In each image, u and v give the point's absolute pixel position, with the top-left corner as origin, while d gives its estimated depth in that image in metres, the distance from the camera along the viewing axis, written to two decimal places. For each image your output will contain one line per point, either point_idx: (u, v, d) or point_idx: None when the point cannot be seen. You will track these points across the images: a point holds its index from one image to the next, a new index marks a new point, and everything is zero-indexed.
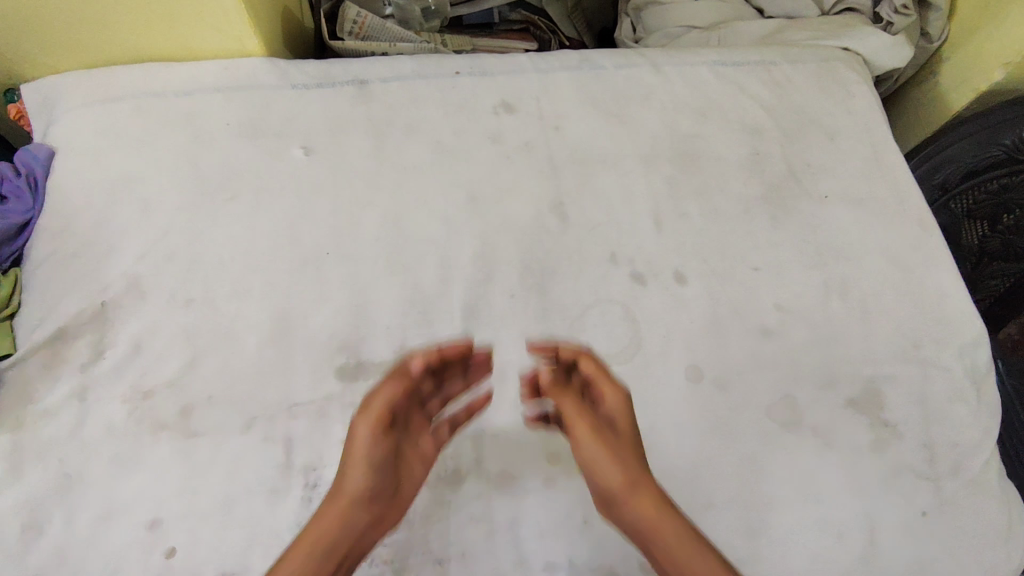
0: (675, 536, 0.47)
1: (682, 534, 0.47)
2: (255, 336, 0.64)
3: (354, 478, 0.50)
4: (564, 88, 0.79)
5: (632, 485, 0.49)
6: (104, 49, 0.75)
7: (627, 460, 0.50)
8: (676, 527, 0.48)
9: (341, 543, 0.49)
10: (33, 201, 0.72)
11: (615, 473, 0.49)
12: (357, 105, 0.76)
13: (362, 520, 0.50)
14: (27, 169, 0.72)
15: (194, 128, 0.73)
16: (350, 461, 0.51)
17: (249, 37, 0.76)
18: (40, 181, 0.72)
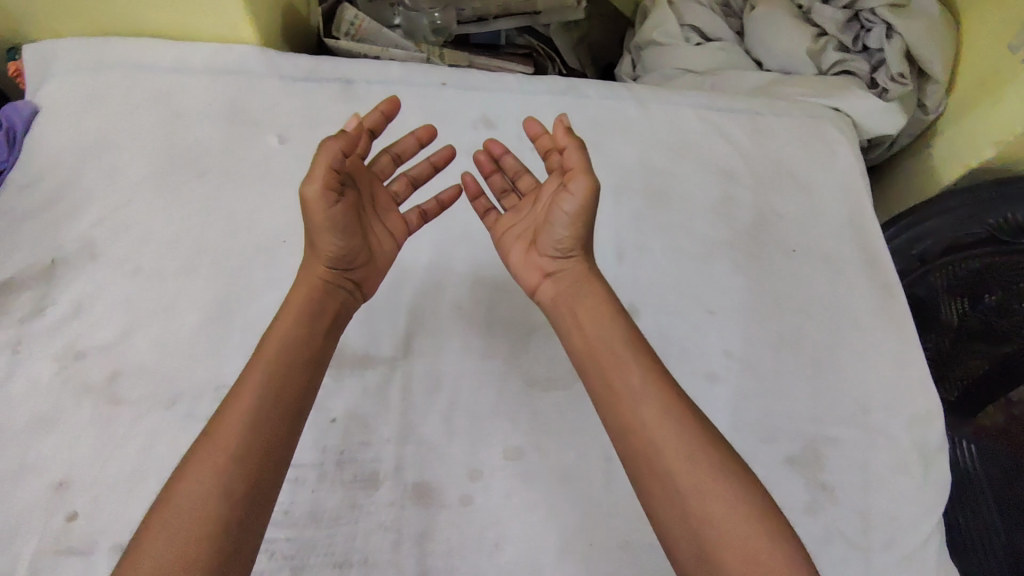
0: (645, 381, 0.52)
1: (636, 371, 0.53)
2: (198, 313, 0.64)
3: (330, 242, 0.54)
4: (545, 111, 0.79)
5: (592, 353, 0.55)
6: (106, 22, 0.78)
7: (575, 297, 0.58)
8: (627, 342, 0.55)
9: (293, 385, 0.51)
10: (8, 155, 0.73)
11: (564, 237, 0.57)
12: (339, 102, 0.77)
13: (302, 385, 0.52)
14: (8, 123, 0.73)
15: (175, 104, 0.74)
16: (316, 226, 0.53)
17: (246, 26, 0.77)
18: (19, 137, 0.73)
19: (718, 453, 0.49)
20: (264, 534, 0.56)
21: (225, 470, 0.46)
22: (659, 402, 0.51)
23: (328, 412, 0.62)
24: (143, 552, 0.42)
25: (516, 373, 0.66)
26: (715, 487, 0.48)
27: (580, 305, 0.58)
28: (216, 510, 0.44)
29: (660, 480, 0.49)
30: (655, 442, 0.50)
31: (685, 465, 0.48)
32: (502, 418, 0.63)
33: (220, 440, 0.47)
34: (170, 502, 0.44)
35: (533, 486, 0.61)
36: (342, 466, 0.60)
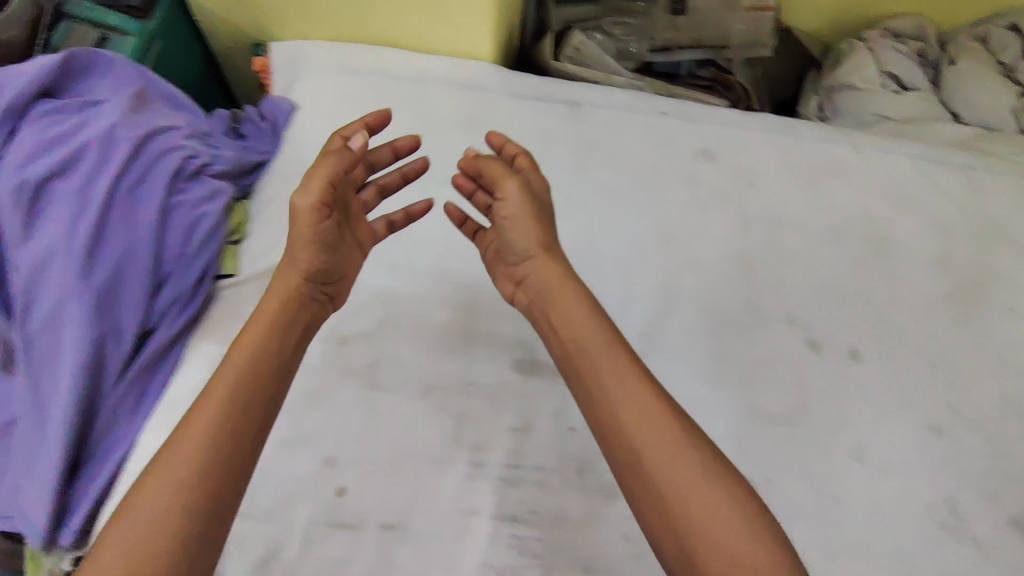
0: (625, 389, 0.52)
1: (609, 375, 0.53)
2: (447, 313, 0.69)
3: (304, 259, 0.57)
4: (764, 148, 0.81)
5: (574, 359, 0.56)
6: (354, 29, 0.83)
7: (552, 300, 0.59)
8: (604, 346, 0.55)
9: (268, 378, 0.52)
10: (271, 145, 0.78)
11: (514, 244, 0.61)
12: (567, 122, 0.79)
13: (275, 380, 0.53)
14: (270, 116, 0.78)
15: (421, 113, 0.79)
16: (297, 237, 0.57)
17: (486, 42, 0.82)
18: (280, 129, 0.78)
19: (704, 459, 0.49)
20: (517, 531, 0.60)
21: (195, 459, 0.46)
22: (642, 407, 0.51)
23: (569, 421, 0.65)
24: (110, 545, 0.43)
25: (746, 404, 0.68)
26: (710, 499, 0.47)
27: (555, 310, 0.58)
28: (183, 492, 0.45)
29: (639, 488, 0.49)
30: (635, 450, 0.50)
31: (657, 470, 0.49)
32: (735, 446, 0.66)
33: (190, 428, 0.48)
34: (141, 491, 0.45)
35: None
36: (583, 475, 0.63)
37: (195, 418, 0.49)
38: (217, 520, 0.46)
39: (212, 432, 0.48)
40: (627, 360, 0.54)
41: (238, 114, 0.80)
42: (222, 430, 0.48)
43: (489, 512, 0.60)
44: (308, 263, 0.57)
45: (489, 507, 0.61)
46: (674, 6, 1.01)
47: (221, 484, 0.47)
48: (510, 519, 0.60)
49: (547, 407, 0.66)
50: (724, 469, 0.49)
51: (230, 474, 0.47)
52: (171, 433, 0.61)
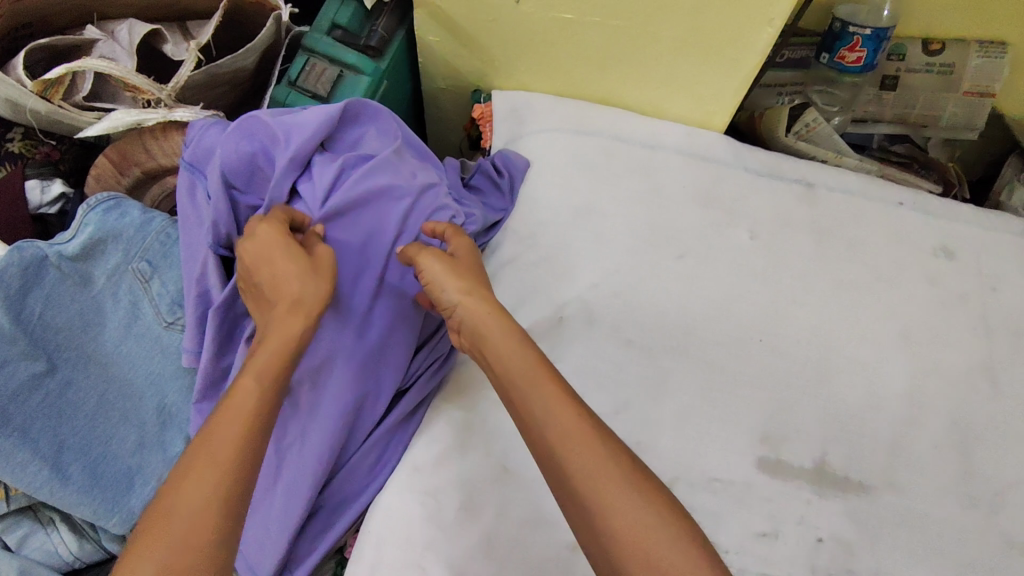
0: (547, 403, 0.49)
1: (540, 393, 0.50)
2: (688, 399, 0.67)
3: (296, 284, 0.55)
4: (1005, 251, 0.78)
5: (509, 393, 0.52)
6: (586, 87, 0.83)
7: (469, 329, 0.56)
8: (528, 369, 0.52)
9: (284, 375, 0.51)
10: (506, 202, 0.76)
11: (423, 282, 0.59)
12: (802, 205, 0.78)
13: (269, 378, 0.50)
14: (506, 172, 0.77)
15: (654, 181, 0.77)
16: (262, 257, 0.57)
17: (722, 114, 0.80)
18: (515, 185, 0.76)
19: (625, 476, 0.46)
20: None
21: (225, 462, 0.44)
22: (563, 428, 0.48)
23: (814, 531, 0.63)
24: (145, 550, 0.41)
25: (996, 531, 0.64)
26: (635, 510, 0.45)
27: (472, 325, 0.56)
28: (210, 506, 0.43)
29: (579, 514, 0.46)
30: (564, 468, 0.47)
31: (580, 484, 0.46)
32: None
33: (221, 428, 0.46)
34: (172, 498, 0.43)
35: None
36: None
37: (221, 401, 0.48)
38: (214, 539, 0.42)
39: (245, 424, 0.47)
40: (552, 380, 0.51)
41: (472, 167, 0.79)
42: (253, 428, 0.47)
43: None
44: (291, 293, 0.54)
45: None
46: (883, 81, 0.98)
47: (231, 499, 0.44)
48: None
49: (793, 513, 0.63)
50: (666, 503, 0.46)
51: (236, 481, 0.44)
52: (420, 499, 0.59)
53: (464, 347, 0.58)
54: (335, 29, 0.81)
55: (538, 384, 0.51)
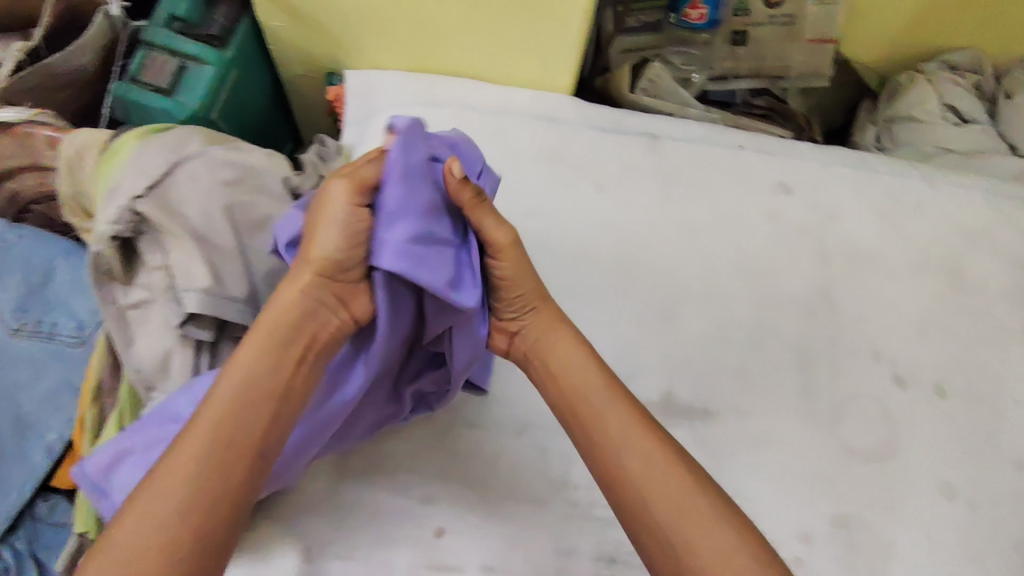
0: (627, 429, 0.52)
1: (618, 422, 0.52)
2: None
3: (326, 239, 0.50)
4: (840, 182, 0.82)
5: (579, 420, 0.54)
6: (435, 59, 0.83)
7: (545, 353, 0.57)
8: (604, 390, 0.54)
9: (261, 393, 0.46)
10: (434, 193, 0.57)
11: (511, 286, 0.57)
12: (647, 156, 0.81)
13: (292, 360, 0.48)
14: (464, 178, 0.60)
15: (502, 145, 0.79)
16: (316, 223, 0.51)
17: (566, 75, 0.82)
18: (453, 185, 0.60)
19: (713, 510, 0.49)
20: (614, 572, 0.60)
21: (224, 438, 0.44)
22: (643, 458, 0.51)
23: None
24: (133, 515, 0.41)
25: (835, 440, 0.68)
26: (714, 534, 0.47)
27: (546, 359, 0.57)
28: (188, 478, 0.43)
29: (657, 533, 0.48)
30: (637, 487, 0.50)
31: (668, 511, 0.49)
32: (827, 486, 0.66)
33: (179, 455, 0.43)
34: (161, 475, 0.43)
35: (859, 556, 0.63)
36: None
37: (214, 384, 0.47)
38: (220, 506, 0.43)
39: (202, 461, 0.43)
40: (629, 405, 0.53)
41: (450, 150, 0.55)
42: (213, 460, 0.44)
43: (589, 553, 0.60)
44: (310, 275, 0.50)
45: (588, 548, 0.61)
46: (734, 37, 1.02)
47: (233, 464, 0.44)
48: (608, 559, 0.61)
49: None
50: (746, 528, 0.48)
51: (238, 452, 0.45)
52: None
53: (532, 372, 0.58)
54: (173, 21, 0.82)
55: (609, 405, 0.53)
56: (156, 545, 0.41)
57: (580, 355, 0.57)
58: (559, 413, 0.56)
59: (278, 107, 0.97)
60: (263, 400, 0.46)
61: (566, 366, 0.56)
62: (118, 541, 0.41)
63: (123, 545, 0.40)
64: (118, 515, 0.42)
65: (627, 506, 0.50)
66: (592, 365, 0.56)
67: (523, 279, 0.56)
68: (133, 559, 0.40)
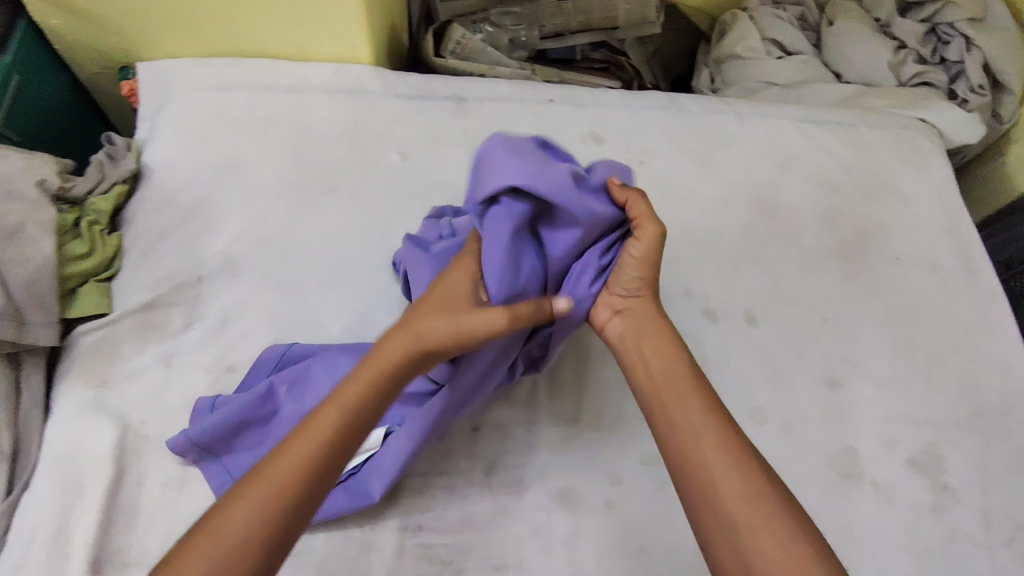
0: (697, 421, 0.51)
1: (696, 415, 0.52)
2: (339, 325, 0.66)
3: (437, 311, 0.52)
4: (651, 125, 0.81)
5: (664, 414, 0.53)
6: (226, 42, 0.79)
7: (638, 344, 0.56)
8: (693, 390, 0.53)
9: (372, 405, 0.49)
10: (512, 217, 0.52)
11: (628, 277, 0.56)
12: (453, 119, 0.79)
13: (383, 394, 0.51)
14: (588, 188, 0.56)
15: (299, 124, 0.76)
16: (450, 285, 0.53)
17: (362, 46, 0.79)
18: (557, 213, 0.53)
19: (779, 507, 0.47)
20: (422, 540, 0.59)
21: (318, 459, 0.47)
22: (710, 446, 0.50)
23: (472, 421, 0.64)
24: (236, 511, 0.44)
25: None
26: (775, 527, 0.46)
27: (644, 354, 0.56)
28: (286, 493, 0.45)
29: (717, 521, 0.47)
30: (710, 480, 0.48)
31: (733, 500, 0.47)
32: (639, 427, 0.65)
33: (275, 463, 0.46)
34: (261, 480, 0.45)
35: (669, 492, 0.63)
36: (489, 475, 0.62)
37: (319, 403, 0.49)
38: (296, 527, 0.45)
39: (306, 466, 0.46)
40: (707, 404, 0.52)
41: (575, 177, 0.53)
42: (314, 467, 0.46)
43: (395, 525, 0.59)
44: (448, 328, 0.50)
45: (394, 520, 0.59)
46: None
47: (316, 485, 0.46)
48: (415, 528, 0.59)
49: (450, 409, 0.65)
50: (807, 526, 0.46)
51: (336, 455, 0.47)
52: (61, 487, 0.58)
53: (624, 364, 0.57)
54: None
55: (688, 402, 0.52)
56: (244, 546, 0.43)
57: (671, 355, 0.56)
58: (645, 411, 0.55)
59: (87, 106, 0.93)
60: (363, 415, 0.49)
61: (653, 367, 0.55)
62: (216, 535, 0.43)
63: (224, 537, 0.43)
64: (216, 506, 0.44)
65: (697, 496, 0.49)
66: (687, 365, 0.55)
67: (626, 269, 0.56)
68: (229, 550, 0.42)
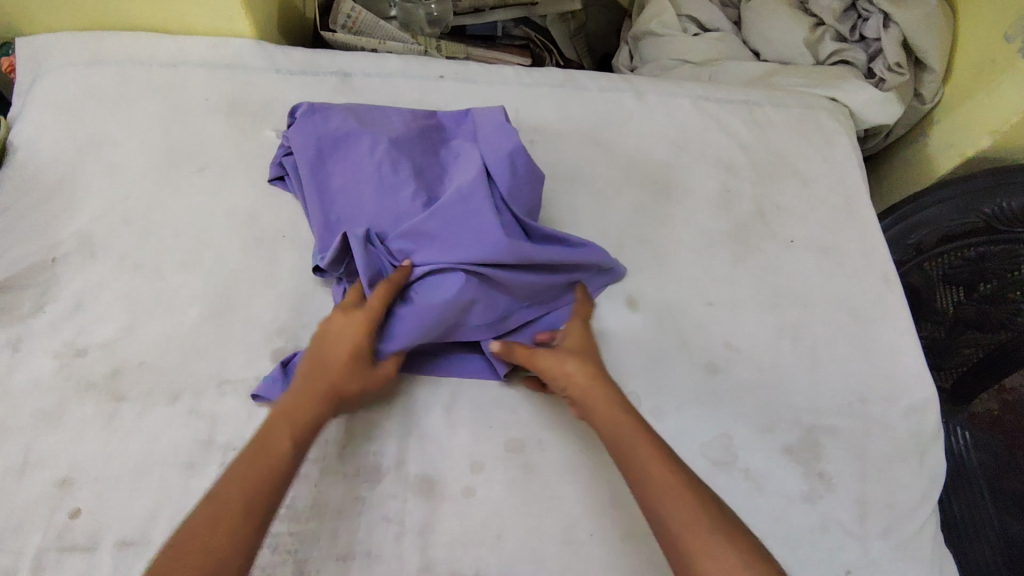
0: (649, 457, 0.49)
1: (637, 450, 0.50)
2: (198, 309, 0.64)
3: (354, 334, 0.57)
4: (544, 104, 0.79)
5: (621, 449, 0.51)
6: (101, 13, 0.76)
7: (592, 391, 0.55)
8: (636, 430, 0.52)
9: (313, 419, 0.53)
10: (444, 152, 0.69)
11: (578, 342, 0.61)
12: (337, 95, 0.76)
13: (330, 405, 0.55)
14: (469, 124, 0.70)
15: (173, 100, 0.74)
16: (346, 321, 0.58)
17: (241, 18, 0.76)
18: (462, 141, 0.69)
19: (717, 531, 0.44)
20: (269, 528, 0.57)
21: (284, 456, 0.50)
22: (658, 485, 0.47)
23: None
24: (216, 532, 0.45)
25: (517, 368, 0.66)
26: (729, 559, 0.43)
27: (592, 409, 0.55)
28: (250, 492, 0.47)
29: (678, 559, 0.44)
30: (666, 519, 0.46)
31: (683, 529, 0.45)
32: (504, 412, 0.64)
33: (250, 472, 0.48)
34: (232, 489, 0.47)
35: (532, 479, 0.61)
36: (344, 460, 0.60)
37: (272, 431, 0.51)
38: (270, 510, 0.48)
39: (270, 471, 0.49)
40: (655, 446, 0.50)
41: (461, 130, 0.70)
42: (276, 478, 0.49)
43: None
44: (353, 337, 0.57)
45: None
46: None
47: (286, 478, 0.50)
48: None
49: None
50: (747, 545, 0.44)
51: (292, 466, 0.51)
52: None
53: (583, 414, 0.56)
54: None
55: (642, 445, 0.50)
56: (234, 548, 0.45)
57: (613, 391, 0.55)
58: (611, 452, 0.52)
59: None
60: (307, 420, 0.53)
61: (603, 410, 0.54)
62: (210, 532, 0.45)
63: (211, 539, 0.44)
64: (208, 501, 0.46)
65: (664, 533, 0.46)
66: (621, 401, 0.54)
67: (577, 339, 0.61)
68: (224, 542, 0.44)
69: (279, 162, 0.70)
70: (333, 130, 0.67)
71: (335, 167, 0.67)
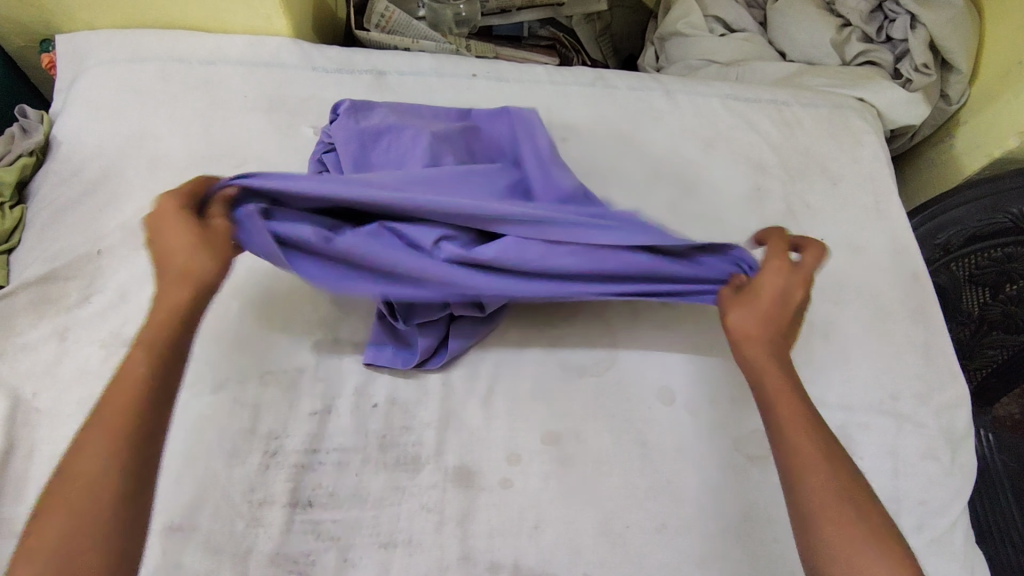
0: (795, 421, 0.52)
1: (790, 424, 0.52)
2: (240, 301, 0.65)
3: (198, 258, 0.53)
4: (575, 102, 0.80)
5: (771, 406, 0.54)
6: (142, 12, 0.77)
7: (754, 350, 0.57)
8: (789, 393, 0.54)
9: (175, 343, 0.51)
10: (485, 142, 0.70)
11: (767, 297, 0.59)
12: (371, 94, 0.77)
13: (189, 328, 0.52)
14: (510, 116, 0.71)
15: (212, 97, 0.75)
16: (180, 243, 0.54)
17: (278, 17, 0.77)
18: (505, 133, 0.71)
19: (849, 507, 0.47)
20: (312, 516, 0.58)
21: (146, 380, 0.48)
22: (794, 449, 0.51)
23: (370, 398, 0.63)
24: (86, 450, 0.44)
25: (552, 361, 0.67)
26: (855, 532, 0.46)
27: (748, 363, 0.57)
28: (115, 425, 0.46)
29: (801, 514, 0.48)
30: (803, 478, 0.49)
31: (814, 493, 0.48)
32: (541, 404, 0.64)
33: (111, 406, 0.47)
34: (96, 426, 0.46)
35: (569, 471, 0.62)
36: (385, 450, 0.61)
37: (131, 352, 0.50)
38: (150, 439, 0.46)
39: (130, 402, 0.47)
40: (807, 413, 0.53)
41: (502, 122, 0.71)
42: (147, 407, 0.47)
43: (283, 501, 0.58)
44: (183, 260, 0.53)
45: (284, 496, 0.58)
46: None
47: (159, 406, 0.48)
48: (305, 504, 0.58)
49: (347, 386, 0.63)
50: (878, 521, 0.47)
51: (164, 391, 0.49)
52: None
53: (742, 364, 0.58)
54: None
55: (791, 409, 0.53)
56: (108, 481, 0.44)
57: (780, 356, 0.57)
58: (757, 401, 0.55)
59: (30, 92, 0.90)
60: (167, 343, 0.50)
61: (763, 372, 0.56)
62: (78, 473, 0.44)
63: (79, 480, 0.43)
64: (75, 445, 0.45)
65: (795, 491, 0.50)
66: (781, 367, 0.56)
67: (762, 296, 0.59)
68: (95, 483, 0.43)
69: (319, 159, 0.70)
70: (372, 126, 0.67)
71: (378, 159, 0.67)
